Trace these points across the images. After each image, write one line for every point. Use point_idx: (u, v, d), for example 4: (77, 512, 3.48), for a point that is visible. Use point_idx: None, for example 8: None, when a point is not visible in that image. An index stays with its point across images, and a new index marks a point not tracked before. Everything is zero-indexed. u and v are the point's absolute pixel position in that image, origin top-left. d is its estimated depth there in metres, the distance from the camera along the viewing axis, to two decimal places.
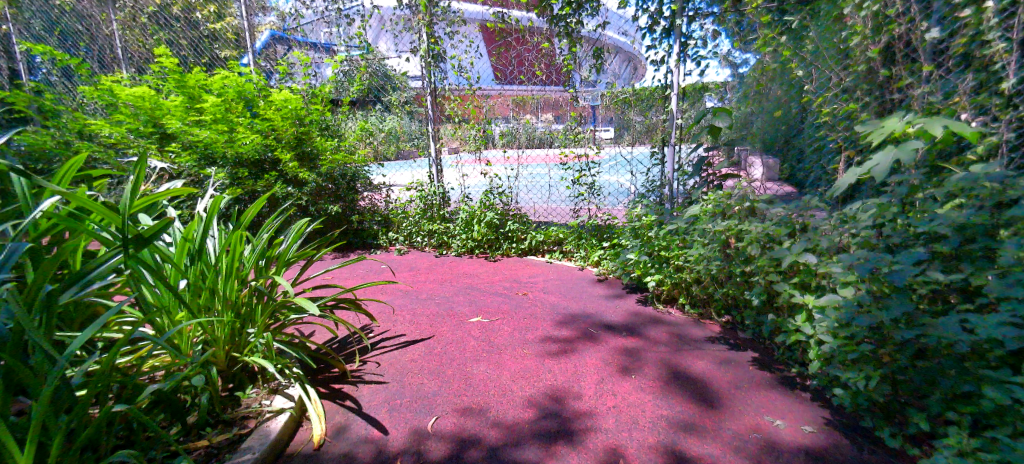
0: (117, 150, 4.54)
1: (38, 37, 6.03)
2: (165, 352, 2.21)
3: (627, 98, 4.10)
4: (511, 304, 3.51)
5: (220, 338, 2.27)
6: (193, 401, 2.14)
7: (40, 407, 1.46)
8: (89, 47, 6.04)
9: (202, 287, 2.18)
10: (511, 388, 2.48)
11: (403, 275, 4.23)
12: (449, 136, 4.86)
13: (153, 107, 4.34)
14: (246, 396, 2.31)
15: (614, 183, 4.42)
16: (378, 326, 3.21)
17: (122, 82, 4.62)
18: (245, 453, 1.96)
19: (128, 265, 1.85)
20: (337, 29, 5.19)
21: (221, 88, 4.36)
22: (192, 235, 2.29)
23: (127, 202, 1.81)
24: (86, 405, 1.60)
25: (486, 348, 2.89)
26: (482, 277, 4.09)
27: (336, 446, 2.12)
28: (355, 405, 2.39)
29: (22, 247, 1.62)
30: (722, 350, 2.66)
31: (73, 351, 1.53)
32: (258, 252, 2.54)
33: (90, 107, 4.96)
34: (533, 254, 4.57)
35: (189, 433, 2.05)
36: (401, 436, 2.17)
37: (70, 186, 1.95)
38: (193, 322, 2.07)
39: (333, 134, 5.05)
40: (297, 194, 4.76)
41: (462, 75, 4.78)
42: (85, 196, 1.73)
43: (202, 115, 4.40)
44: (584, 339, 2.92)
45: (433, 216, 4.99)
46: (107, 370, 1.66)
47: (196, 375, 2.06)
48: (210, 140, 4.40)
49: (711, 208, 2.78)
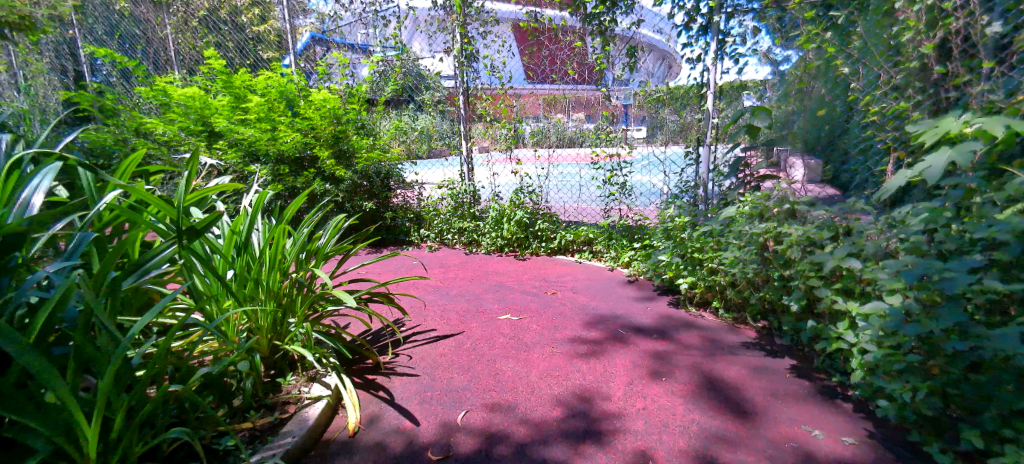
0: (169, 148, 4.77)
1: (100, 40, 6.52)
2: (212, 338, 2.31)
3: (660, 97, 3.94)
4: (540, 303, 3.50)
5: (263, 327, 2.35)
6: (239, 384, 2.21)
7: (103, 387, 1.52)
8: (145, 50, 6.43)
9: (249, 277, 2.25)
10: (540, 386, 2.48)
11: (434, 271, 4.31)
12: (481, 135, 4.91)
13: (201, 106, 4.47)
14: (286, 382, 2.39)
15: (647, 182, 4.26)
16: (410, 320, 3.26)
17: (175, 84, 4.84)
18: (285, 437, 2.03)
19: (182, 255, 1.94)
20: (374, 30, 5.28)
21: (263, 88, 4.49)
22: (238, 227, 2.37)
23: (182, 196, 1.90)
24: (144, 385, 1.68)
25: (515, 345, 2.90)
26: (511, 276, 4.10)
27: (368, 435, 2.16)
28: (388, 396, 2.43)
29: (89, 236, 1.75)
30: (758, 356, 2.58)
31: (134, 334, 1.58)
32: (298, 246, 2.61)
33: (145, 106, 5.21)
34: (562, 254, 4.54)
35: (235, 415, 2.13)
36: (431, 428, 2.19)
37: (130, 180, 2.06)
38: (240, 310, 2.15)
39: (368, 133, 5.17)
40: (334, 191, 4.89)
41: (494, 75, 4.78)
42: (144, 189, 1.81)
43: (247, 115, 4.55)
44: (613, 340, 2.90)
45: (464, 214, 5.03)
46: (163, 354, 1.73)
47: (241, 361, 2.14)
48: (254, 138, 4.55)
49: (748, 210, 2.69)
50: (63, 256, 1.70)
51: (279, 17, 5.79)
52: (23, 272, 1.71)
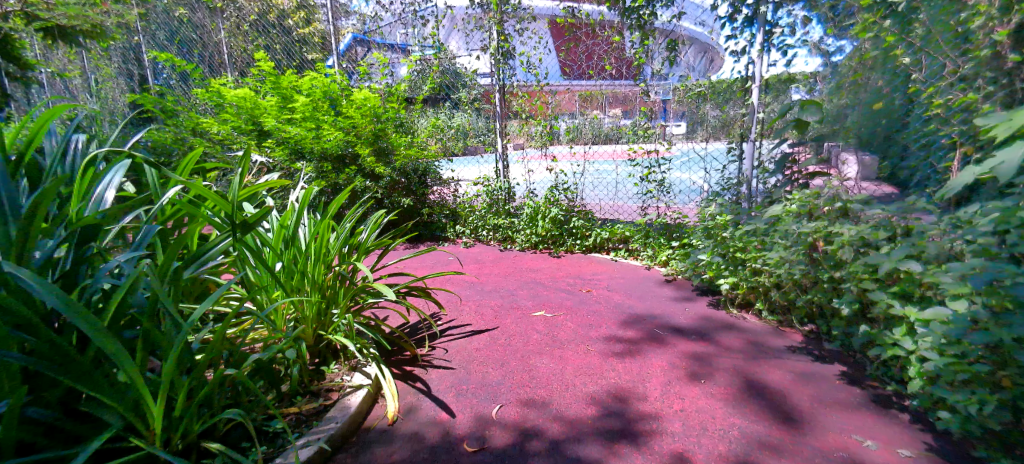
0: (223, 146, 5.01)
1: (162, 46, 6.93)
2: (262, 326, 2.41)
3: (701, 92, 3.83)
4: (574, 300, 3.48)
5: (309, 317, 2.43)
6: (287, 371, 2.29)
7: (167, 368, 1.60)
8: (202, 53, 6.75)
9: (296, 269, 2.34)
10: (574, 383, 2.46)
11: (469, 267, 4.35)
12: (516, 132, 4.92)
13: (252, 106, 4.76)
14: (330, 371, 2.47)
15: (686, 180, 4.18)
16: (446, 314, 3.31)
17: (228, 84, 5.09)
18: (329, 422, 2.09)
19: (236, 248, 2.04)
20: (413, 29, 5.32)
21: (309, 89, 4.69)
22: (286, 221, 2.46)
23: (236, 191, 1.99)
24: (203, 368, 1.76)
25: (549, 342, 2.90)
26: (545, 273, 4.09)
27: (406, 425, 2.20)
28: (425, 387, 2.48)
29: (154, 228, 1.85)
30: (804, 361, 2.48)
31: (195, 321, 1.63)
32: (341, 240, 2.68)
33: (201, 107, 5.48)
34: (598, 251, 4.50)
35: (283, 400, 2.22)
36: (467, 420, 2.21)
37: (190, 176, 2.16)
38: (288, 300, 2.24)
39: (407, 131, 5.25)
40: (374, 188, 4.99)
41: (530, 71, 4.71)
42: (203, 184, 1.88)
43: (293, 114, 4.70)
44: (649, 340, 2.84)
45: (499, 210, 5.04)
46: (220, 340, 1.79)
47: (289, 349, 2.22)
48: (300, 136, 4.69)
49: (795, 209, 2.60)
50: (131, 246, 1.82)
51: (323, 17, 5.94)
52: (98, 261, 1.83)
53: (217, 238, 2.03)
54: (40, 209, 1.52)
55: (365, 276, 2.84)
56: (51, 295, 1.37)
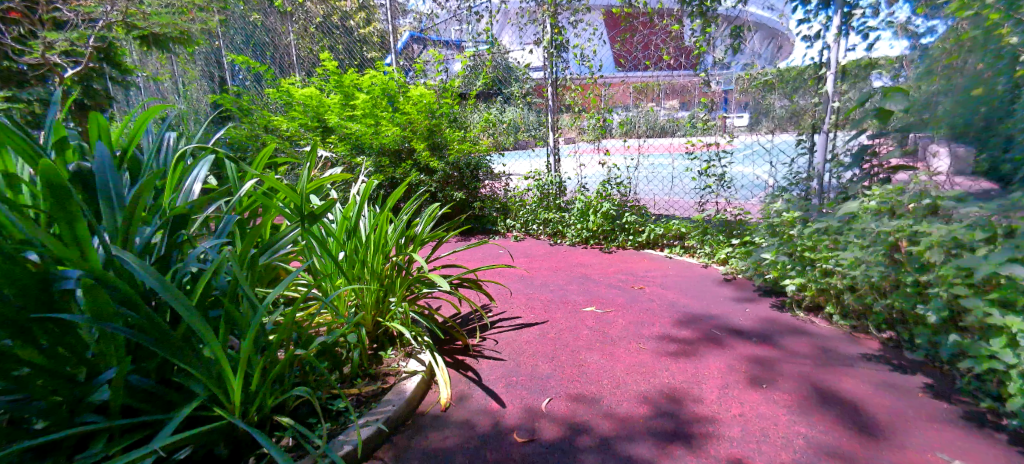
0: (292, 142, 5.34)
1: (239, 49, 7.42)
2: (327, 311, 2.53)
3: (768, 80, 3.52)
4: (625, 297, 3.40)
5: (369, 304, 2.54)
6: (348, 354, 2.40)
7: (245, 349, 1.66)
8: (274, 56, 6.99)
9: (358, 258, 2.42)
10: (625, 381, 2.40)
11: (520, 260, 4.36)
12: (568, 126, 4.82)
13: (318, 104, 4.94)
14: (387, 356, 2.56)
15: (750, 174, 3.91)
16: (497, 306, 3.35)
17: (296, 84, 5.39)
18: (387, 405, 2.17)
19: (303, 238, 2.16)
20: (467, 25, 5.36)
21: (369, 86, 4.92)
22: (349, 213, 2.55)
23: (302, 184, 2.11)
24: (276, 348, 1.85)
25: (600, 338, 2.85)
26: (596, 268, 4.02)
27: (458, 412, 2.24)
28: (476, 377, 2.53)
29: (234, 218, 1.98)
30: (882, 370, 2.30)
31: (269, 303, 1.73)
32: (398, 231, 2.73)
33: (273, 106, 5.84)
34: (651, 248, 4.35)
35: (345, 381, 2.32)
36: (516, 411, 2.22)
37: (263, 170, 2.27)
38: (349, 288, 2.35)
39: (460, 126, 5.31)
40: (428, 181, 5.09)
41: (584, 64, 4.69)
42: (275, 178, 2.01)
43: (354, 111, 4.94)
44: (707, 341, 2.72)
45: (550, 205, 5.00)
46: (291, 321, 1.88)
47: (350, 333, 2.32)
48: (360, 132, 4.90)
49: (874, 207, 2.43)
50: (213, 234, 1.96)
51: (384, 20, 6.24)
52: (187, 248, 1.96)
53: (286, 228, 2.16)
54: (138, 201, 1.68)
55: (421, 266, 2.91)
56: (150, 278, 1.52)
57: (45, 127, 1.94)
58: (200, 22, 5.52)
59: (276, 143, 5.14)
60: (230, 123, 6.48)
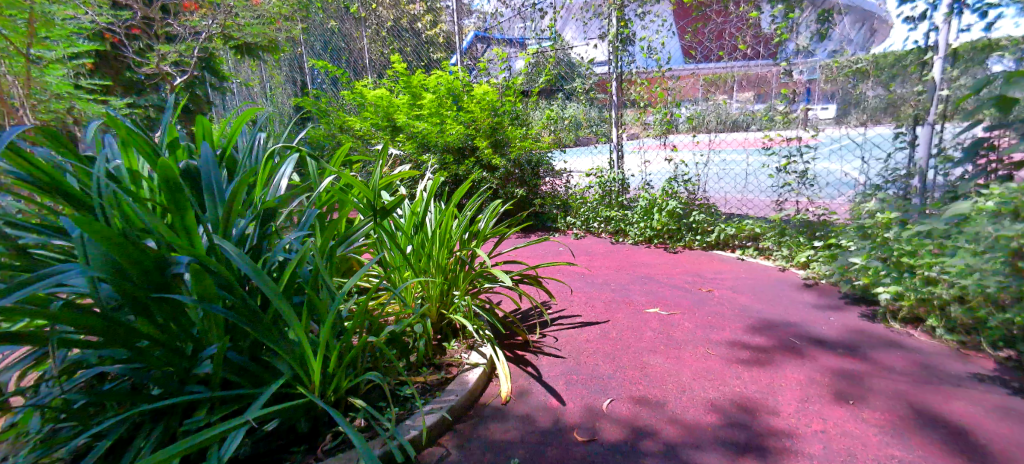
0: (365, 141, 5.62)
1: (318, 55, 7.86)
2: (395, 302, 2.60)
3: (862, 68, 3.23)
4: (692, 299, 3.25)
5: (434, 296, 2.59)
6: (414, 343, 2.45)
7: (324, 333, 1.74)
8: (348, 60, 7.39)
9: (424, 251, 2.53)
10: (692, 387, 2.29)
11: (581, 258, 4.29)
12: (632, 121, 4.71)
13: (388, 105, 5.21)
14: (450, 347, 2.58)
15: (836, 171, 3.55)
16: (556, 303, 3.30)
17: (368, 86, 5.65)
18: (450, 394, 2.20)
19: (376, 231, 2.25)
20: (531, 23, 5.35)
21: (436, 86, 5.06)
22: (416, 209, 2.63)
23: (375, 180, 2.18)
24: (350, 334, 1.93)
25: (664, 340, 2.73)
26: (660, 269, 3.87)
27: (519, 406, 2.24)
28: (536, 373, 2.51)
29: (315, 213, 2.09)
30: (997, 393, 2.04)
31: (345, 293, 1.80)
32: (463, 226, 2.74)
33: (347, 107, 6.15)
34: (720, 249, 4.13)
35: (412, 368, 2.37)
36: (577, 410, 2.18)
37: (340, 167, 2.34)
38: (416, 280, 2.41)
39: (522, 124, 5.29)
40: (490, 178, 5.14)
41: (651, 57, 4.51)
42: (350, 175, 2.12)
43: (421, 111, 5.08)
44: (784, 349, 2.54)
45: (612, 202, 4.87)
46: (364, 309, 1.97)
47: (416, 324, 2.37)
48: (426, 131, 5.03)
49: (992, 208, 2.14)
50: (298, 226, 2.07)
51: (451, 21, 6.34)
52: (274, 239, 2.08)
53: (359, 223, 2.30)
54: (235, 196, 1.81)
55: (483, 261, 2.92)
56: (244, 264, 1.63)
57: (160, 128, 2.10)
58: (285, 30, 5.90)
59: (351, 142, 5.45)
60: (310, 123, 6.89)
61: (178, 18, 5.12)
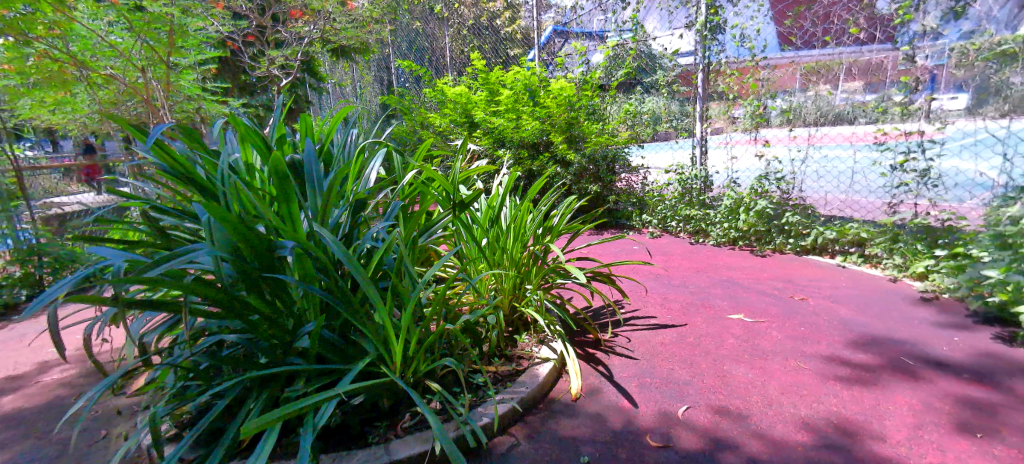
0: (444, 137, 5.78)
1: (404, 55, 8.16)
2: (469, 292, 2.62)
3: (1010, 50, 2.73)
4: (783, 306, 2.99)
5: (507, 289, 2.56)
6: (486, 333, 2.44)
7: (406, 319, 1.77)
8: (430, 58, 7.58)
9: (499, 244, 2.49)
10: (781, 401, 2.09)
11: (657, 258, 4.10)
12: (718, 115, 4.42)
13: (466, 101, 5.32)
14: (521, 339, 2.55)
15: (967, 171, 3.06)
16: (630, 303, 3.17)
17: (449, 84, 5.77)
18: (521, 386, 2.17)
19: (454, 224, 2.25)
20: (611, 14, 5.15)
21: (512, 82, 5.02)
22: (492, 203, 2.60)
23: (455, 173, 2.18)
24: (429, 320, 1.94)
25: (749, 349, 2.52)
26: (746, 273, 3.60)
27: (590, 404, 2.17)
28: (607, 372, 2.42)
29: (399, 204, 2.10)
30: None
31: (426, 282, 1.80)
32: (537, 221, 2.65)
33: (428, 104, 6.34)
34: (817, 254, 3.78)
35: (484, 357, 2.37)
36: (650, 415, 2.07)
37: (422, 161, 2.36)
38: (491, 272, 2.39)
39: (598, 118, 5.15)
40: (563, 174, 5.06)
41: (744, 46, 4.17)
42: (432, 169, 2.13)
43: (498, 107, 5.10)
44: (894, 369, 2.26)
45: (693, 201, 4.62)
46: (442, 297, 1.98)
47: (489, 315, 2.36)
48: (503, 127, 5.07)
49: None
50: (384, 216, 2.11)
51: (529, 17, 6.26)
52: (362, 228, 2.14)
53: (439, 215, 2.30)
54: (331, 188, 1.91)
55: (556, 257, 2.82)
56: (338, 249, 1.68)
57: (272, 123, 2.26)
58: (376, 33, 6.19)
59: (432, 138, 5.65)
60: (394, 121, 7.18)
61: (285, 25, 5.57)
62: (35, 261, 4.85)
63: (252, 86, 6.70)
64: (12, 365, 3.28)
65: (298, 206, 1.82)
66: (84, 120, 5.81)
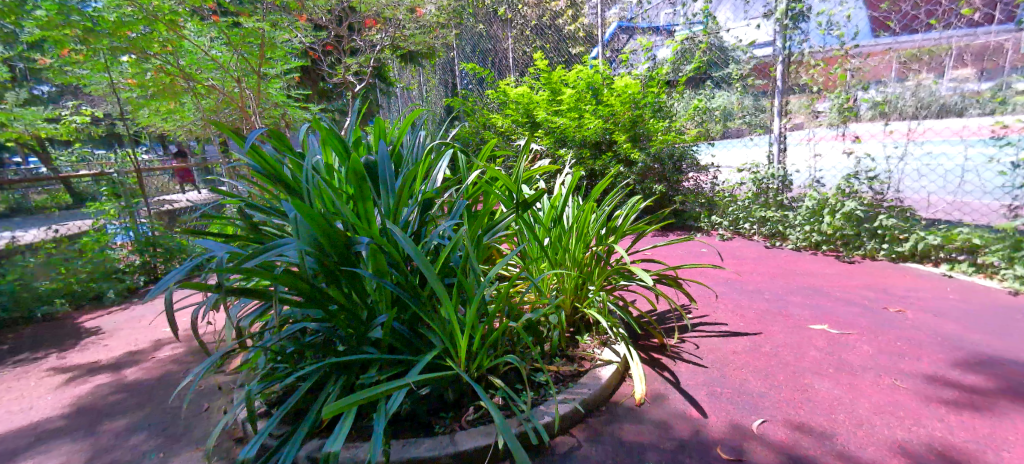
0: (506, 138, 5.78)
1: (467, 57, 8.25)
2: (531, 292, 2.56)
3: None
4: (875, 318, 2.71)
5: (569, 289, 2.48)
6: (547, 332, 2.36)
7: (470, 316, 1.73)
8: (493, 61, 7.61)
9: (562, 244, 2.43)
10: (873, 421, 1.87)
11: (729, 261, 3.86)
12: (798, 109, 4.12)
13: (529, 102, 5.31)
14: (582, 340, 2.45)
15: None
16: (698, 308, 2.99)
17: (512, 85, 5.76)
18: (582, 387, 2.08)
19: (517, 223, 2.20)
20: (681, 8, 4.93)
21: (575, 81, 4.97)
22: (555, 202, 2.53)
23: (519, 172, 2.13)
24: (493, 316, 1.89)
25: (835, 363, 2.30)
26: (830, 280, 3.30)
27: (655, 411, 2.05)
28: (673, 379, 2.28)
29: (464, 203, 2.08)
30: None
31: (491, 279, 1.76)
32: (599, 221, 2.55)
33: (491, 105, 6.37)
34: (916, 262, 3.42)
35: (545, 356, 2.29)
36: (721, 426, 1.92)
37: (486, 161, 2.33)
38: (554, 272, 2.33)
39: (665, 115, 4.91)
40: (627, 174, 4.91)
41: (831, 33, 3.87)
42: (496, 168, 2.09)
43: (561, 106, 5.02)
44: (1013, 394, 1.97)
45: (768, 202, 4.30)
46: (506, 295, 1.93)
47: (551, 314, 2.29)
48: (564, 126, 5.00)
49: None
50: (450, 214, 2.09)
51: (594, 14, 6.17)
52: (429, 226, 2.14)
53: (502, 214, 2.26)
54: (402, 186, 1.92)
55: (619, 257, 2.69)
56: (408, 244, 1.68)
57: (351, 126, 2.32)
58: (442, 38, 6.28)
59: (494, 138, 5.68)
60: (457, 123, 7.26)
61: (359, 34, 5.74)
62: (150, 252, 5.24)
63: (328, 92, 7.05)
64: (132, 342, 3.59)
65: (372, 203, 1.85)
66: (190, 127, 6.41)
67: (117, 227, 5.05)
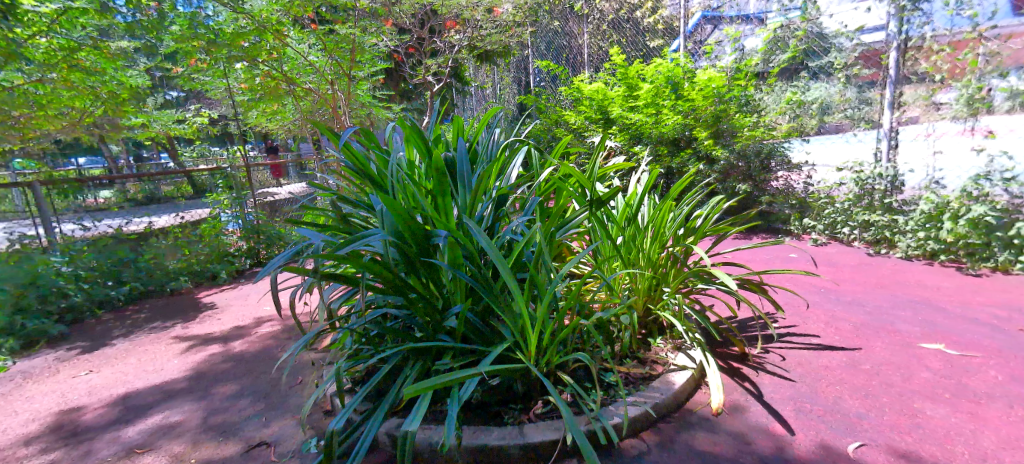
0: (580, 135, 5.63)
1: (542, 55, 8.16)
2: (602, 291, 2.43)
3: None
4: (1005, 340, 2.33)
5: (642, 289, 2.33)
6: (618, 333, 2.22)
7: (540, 311, 1.65)
8: (569, 57, 7.46)
9: (635, 243, 2.27)
10: (1001, 456, 1.58)
11: (824, 268, 3.49)
12: (914, 102, 3.72)
13: (603, 98, 5.07)
14: (655, 343, 2.30)
15: None
16: (786, 317, 2.72)
17: (586, 81, 5.59)
18: (653, 392, 1.93)
19: (591, 219, 2.10)
20: None
21: (654, 75, 4.70)
22: (630, 200, 2.38)
23: (595, 169, 2.02)
24: (563, 312, 1.80)
25: (952, 387, 1.98)
26: (949, 295, 2.89)
27: (734, 422, 1.87)
28: (755, 391, 2.07)
29: (538, 200, 2.00)
30: None
31: (563, 276, 1.67)
32: (677, 219, 2.35)
33: (565, 102, 6.24)
34: None
35: (615, 356, 2.16)
36: (809, 446, 1.71)
37: (559, 157, 2.24)
38: (628, 270, 2.19)
39: (752, 110, 4.57)
40: (707, 171, 4.62)
41: (961, 13, 3.43)
42: (570, 164, 1.99)
43: (637, 102, 4.81)
44: None
45: (873, 204, 3.83)
46: (578, 292, 1.82)
47: (622, 314, 2.15)
48: (640, 123, 4.75)
49: None
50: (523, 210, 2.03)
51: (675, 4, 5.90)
52: (501, 222, 2.08)
53: (575, 212, 2.16)
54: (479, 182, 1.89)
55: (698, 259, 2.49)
56: (482, 236, 1.63)
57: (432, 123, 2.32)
58: (518, 36, 6.21)
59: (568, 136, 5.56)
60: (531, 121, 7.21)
61: (439, 35, 5.74)
62: (255, 237, 5.58)
63: (408, 92, 7.26)
64: (241, 317, 3.86)
65: (451, 197, 1.83)
66: (292, 127, 6.89)
67: (230, 215, 5.42)
